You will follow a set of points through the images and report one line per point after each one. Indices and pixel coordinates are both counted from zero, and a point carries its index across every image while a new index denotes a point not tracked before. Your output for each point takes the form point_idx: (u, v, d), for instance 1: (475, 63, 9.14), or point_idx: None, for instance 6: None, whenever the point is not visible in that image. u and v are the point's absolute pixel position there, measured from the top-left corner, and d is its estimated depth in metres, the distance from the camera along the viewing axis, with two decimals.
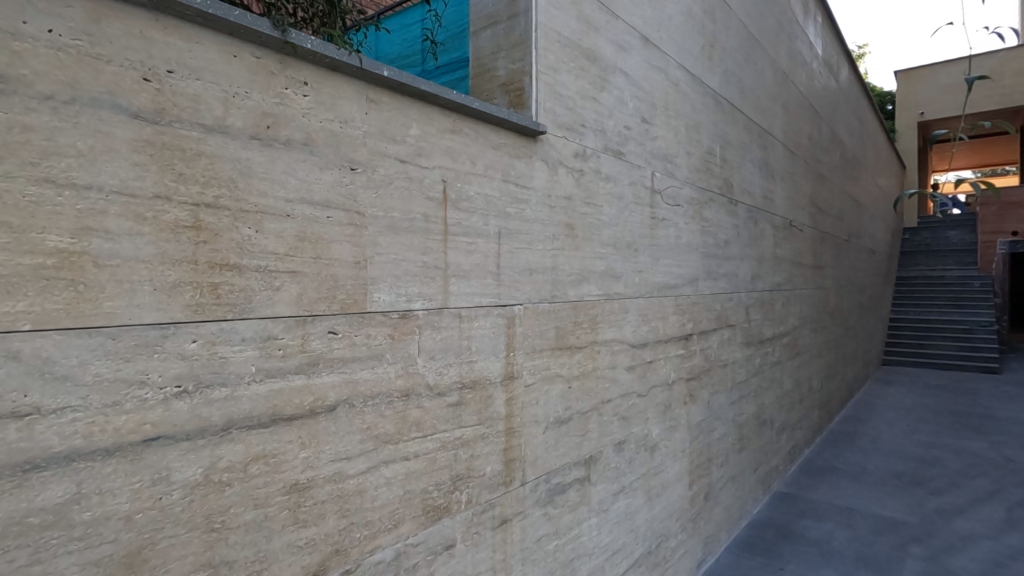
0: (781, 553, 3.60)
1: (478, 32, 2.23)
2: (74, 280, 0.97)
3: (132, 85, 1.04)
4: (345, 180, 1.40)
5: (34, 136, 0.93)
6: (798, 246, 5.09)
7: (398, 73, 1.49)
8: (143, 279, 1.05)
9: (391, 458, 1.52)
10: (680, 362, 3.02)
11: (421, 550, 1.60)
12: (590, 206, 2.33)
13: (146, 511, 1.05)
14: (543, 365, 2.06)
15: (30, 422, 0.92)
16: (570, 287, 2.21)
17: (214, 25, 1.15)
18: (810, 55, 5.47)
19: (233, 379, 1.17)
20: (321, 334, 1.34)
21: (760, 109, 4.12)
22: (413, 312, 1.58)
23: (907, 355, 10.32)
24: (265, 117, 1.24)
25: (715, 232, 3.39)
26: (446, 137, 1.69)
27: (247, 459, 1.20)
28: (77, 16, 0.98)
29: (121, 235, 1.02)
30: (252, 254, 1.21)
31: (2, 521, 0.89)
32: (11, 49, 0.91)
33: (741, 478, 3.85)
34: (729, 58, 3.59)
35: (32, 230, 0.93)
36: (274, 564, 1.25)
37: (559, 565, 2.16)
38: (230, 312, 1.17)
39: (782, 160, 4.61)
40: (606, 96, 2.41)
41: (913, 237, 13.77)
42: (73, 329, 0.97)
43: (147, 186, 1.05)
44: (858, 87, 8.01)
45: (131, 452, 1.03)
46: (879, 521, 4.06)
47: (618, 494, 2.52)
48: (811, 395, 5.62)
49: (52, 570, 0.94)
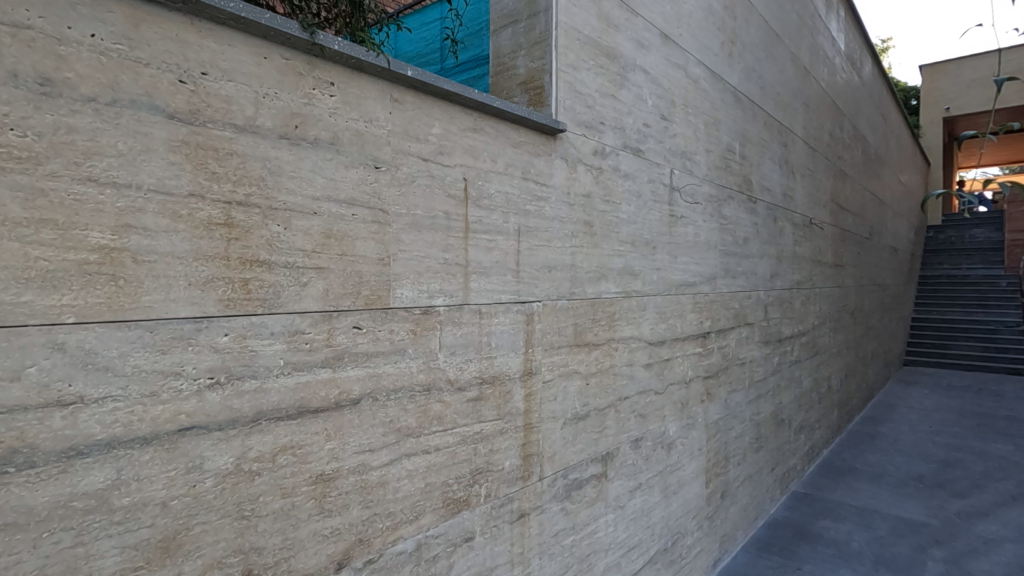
0: (798, 553, 3.58)
1: (499, 31, 2.25)
2: (114, 275, 1.01)
3: (169, 87, 1.08)
4: (370, 179, 1.43)
5: (78, 137, 0.97)
6: (818, 244, 5.03)
7: (420, 72, 1.51)
8: (179, 274, 1.09)
9: (413, 450, 1.55)
10: (698, 360, 3.01)
11: (441, 542, 1.63)
12: (609, 204, 2.33)
13: (180, 497, 1.09)
14: (561, 361, 2.08)
15: (75, 411, 0.96)
16: (589, 285, 2.22)
17: (245, 28, 1.18)
18: (832, 50, 5.39)
19: (263, 372, 1.21)
20: (346, 329, 1.37)
21: (781, 106, 4.08)
22: (434, 308, 1.61)
23: (929, 355, 10.15)
24: (293, 117, 1.27)
25: (734, 230, 3.37)
26: (467, 135, 1.72)
27: (275, 449, 1.23)
28: (118, 20, 1.02)
29: (159, 232, 1.06)
30: (281, 251, 1.24)
31: (48, 505, 0.93)
32: (57, 52, 0.95)
33: (758, 478, 3.83)
34: (749, 54, 3.56)
35: (76, 227, 0.96)
36: (301, 553, 1.29)
37: (576, 560, 2.18)
38: (260, 307, 1.21)
39: (803, 157, 4.56)
40: (625, 94, 2.41)
41: (937, 236, 13.49)
42: (113, 322, 1.01)
43: (182, 184, 1.09)
44: (881, 82, 7.88)
45: (167, 441, 1.07)
46: (899, 523, 4.01)
47: (635, 491, 2.53)
48: (830, 395, 5.56)
49: (94, 552, 0.98)
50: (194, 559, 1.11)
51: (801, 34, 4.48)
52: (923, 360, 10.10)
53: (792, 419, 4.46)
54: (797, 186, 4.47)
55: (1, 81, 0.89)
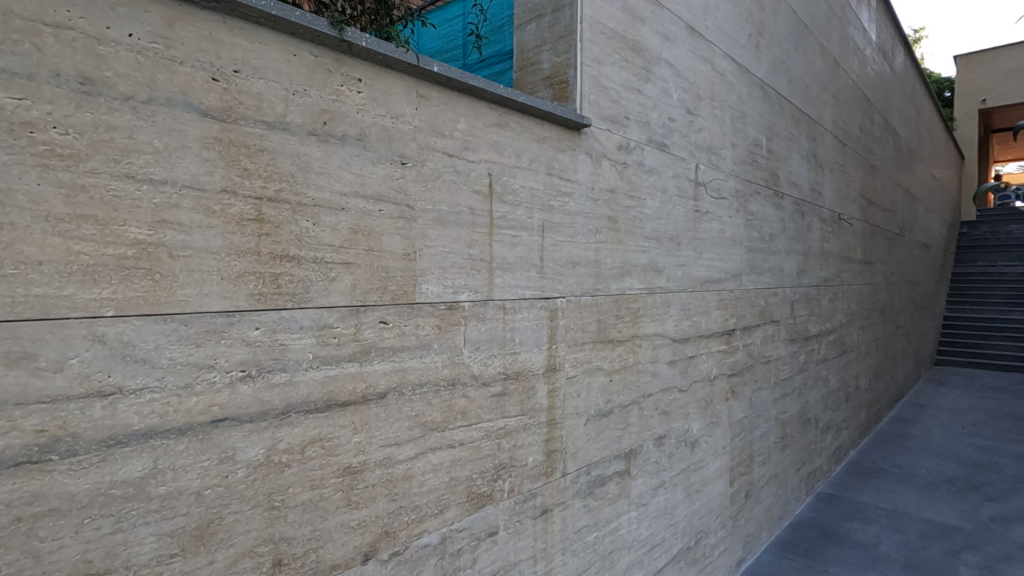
0: (824, 555, 3.52)
1: (523, 26, 2.25)
2: (151, 270, 1.03)
3: (202, 85, 1.10)
4: (396, 175, 1.44)
5: (116, 135, 0.99)
6: (847, 240, 4.92)
7: (446, 68, 1.51)
8: (212, 269, 1.11)
9: (437, 445, 1.56)
10: (722, 358, 2.97)
11: (465, 536, 1.64)
12: (633, 199, 2.31)
13: (213, 487, 1.11)
14: (585, 357, 2.07)
15: (113, 401, 0.99)
16: (613, 281, 2.21)
17: (276, 26, 1.19)
18: (863, 41, 5.25)
19: (292, 365, 1.23)
20: (372, 323, 1.39)
21: (809, 99, 3.99)
22: (459, 303, 1.61)
23: (962, 355, 9.85)
24: (322, 113, 1.28)
25: (760, 225, 3.32)
26: (492, 131, 1.71)
27: (304, 442, 1.25)
28: (154, 20, 1.04)
29: (193, 227, 1.08)
30: (310, 246, 1.26)
31: (89, 492, 0.96)
32: (96, 52, 0.97)
33: (783, 478, 3.78)
34: (777, 45, 3.49)
35: (114, 223, 0.99)
36: (329, 544, 1.31)
37: (599, 557, 2.17)
38: (289, 301, 1.22)
39: (831, 152, 4.46)
40: (650, 88, 2.38)
41: (971, 232, 13.08)
42: (149, 316, 1.03)
43: (215, 181, 1.11)
44: (914, 73, 7.63)
45: (201, 431, 1.09)
46: (930, 526, 3.91)
47: (658, 488, 2.51)
48: (858, 395, 5.44)
49: (133, 539, 1.01)
50: (226, 548, 1.13)
51: (831, 25, 4.38)
52: (956, 360, 9.81)
53: (818, 419, 4.37)
54: (826, 180, 4.37)
55: (44, 80, 0.92)
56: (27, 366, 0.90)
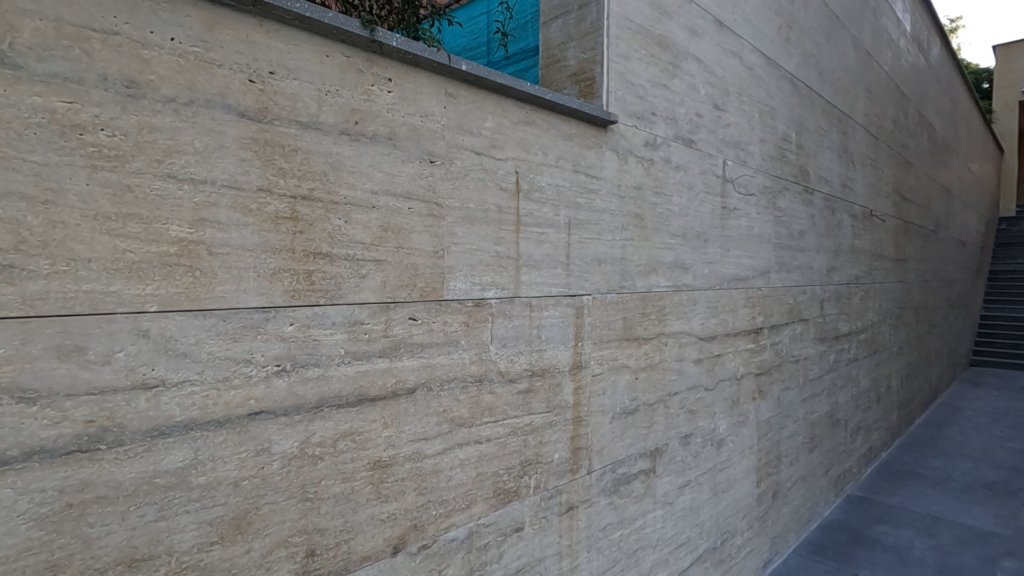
0: (854, 558, 3.45)
1: (549, 23, 2.25)
2: (191, 267, 1.06)
3: (240, 87, 1.12)
4: (425, 173, 1.45)
5: (159, 136, 1.03)
6: (879, 237, 4.79)
7: (475, 67, 1.52)
8: (249, 266, 1.14)
9: (465, 440, 1.58)
10: (749, 357, 2.93)
11: (491, 531, 1.66)
12: (659, 196, 2.29)
13: (250, 478, 1.14)
14: (610, 355, 2.06)
15: (157, 393, 1.02)
16: (639, 279, 2.19)
17: (310, 28, 1.22)
18: (897, 32, 5.11)
19: (325, 360, 1.26)
20: (402, 320, 1.41)
21: (841, 92, 3.90)
22: (486, 300, 1.62)
23: (1000, 355, 9.54)
24: (354, 113, 1.31)
25: (789, 222, 3.26)
26: (519, 128, 1.72)
27: (336, 435, 1.28)
28: (195, 24, 1.07)
29: (231, 225, 1.11)
30: (343, 244, 1.28)
31: (134, 480, 1.00)
32: (141, 57, 1.01)
33: (811, 479, 3.71)
34: (807, 38, 3.42)
35: (157, 222, 1.02)
36: (360, 536, 1.33)
37: (624, 555, 2.16)
38: (322, 297, 1.25)
39: (863, 146, 4.35)
40: (677, 83, 2.35)
41: (1010, 229, 12.63)
42: (190, 311, 1.06)
43: (251, 180, 1.14)
44: (950, 64, 7.40)
45: (238, 424, 1.13)
46: (965, 531, 3.80)
47: (684, 487, 2.49)
48: (890, 395, 5.31)
49: (175, 526, 1.05)
50: (263, 537, 1.16)
51: (863, 16, 4.27)
52: (993, 360, 9.51)
53: (848, 420, 4.28)
54: (857, 175, 4.26)
55: (93, 84, 0.96)
56: (77, 358, 0.94)
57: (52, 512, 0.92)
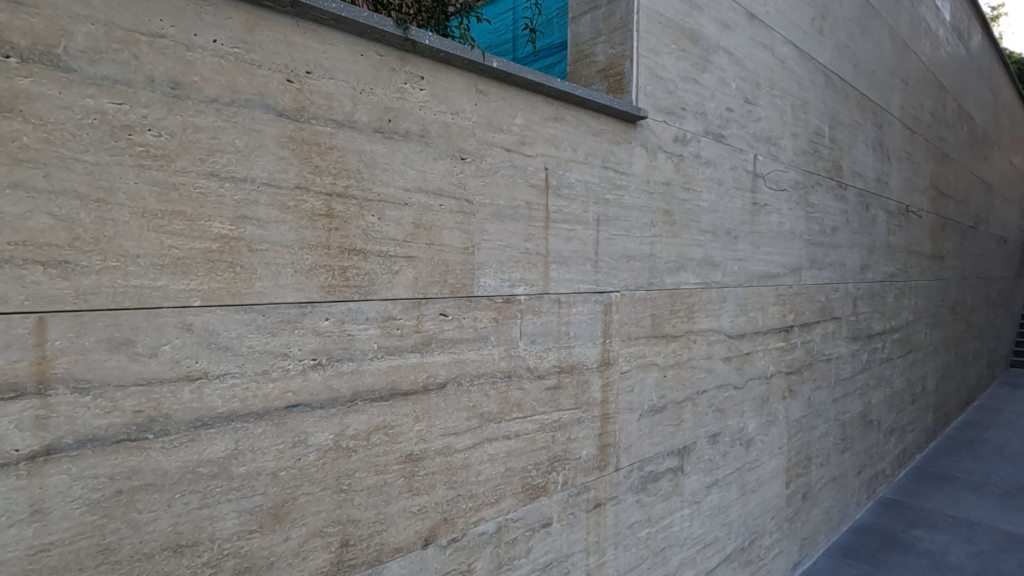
0: (887, 562, 3.37)
1: (578, 18, 2.24)
2: (232, 262, 1.09)
3: (278, 86, 1.15)
4: (456, 170, 1.47)
5: (202, 135, 1.06)
6: (915, 233, 4.66)
7: (505, 64, 1.53)
8: (286, 262, 1.16)
9: (494, 435, 1.59)
10: (780, 355, 2.88)
11: (520, 526, 1.67)
12: (689, 192, 2.26)
13: (287, 469, 1.17)
14: (639, 352, 2.05)
15: (200, 385, 1.06)
16: (668, 275, 2.17)
17: (345, 27, 1.24)
18: (936, 22, 4.94)
19: (359, 355, 1.28)
20: (433, 316, 1.42)
21: (876, 84, 3.79)
22: (516, 297, 1.63)
23: None
24: (387, 111, 1.32)
25: (821, 218, 3.19)
26: (549, 125, 1.72)
27: (369, 428, 1.30)
28: (236, 26, 1.09)
29: (269, 222, 1.14)
30: (376, 240, 1.30)
31: (179, 469, 1.03)
32: (185, 58, 1.04)
33: (843, 480, 3.63)
34: (842, 29, 3.33)
35: (201, 219, 1.05)
36: (392, 527, 1.36)
37: (651, 553, 2.15)
38: (356, 293, 1.27)
39: (899, 140, 4.23)
40: (707, 77, 2.32)
41: None
42: (231, 305, 1.09)
43: (290, 178, 1.16)
44: (992, 54, 7.13)
45: (276, 416, 1.15)
46: (1005, 538, 3.68)
47: (712, 486, 2.47)
48: (926, 396, 5.16)
49: (216, 514, 1.08)
50: (299, 527, 1.19)
51: (900, 5, 4.14)
52: None
53: (882, 420, 4.17)
54: (893, 170, 4.14)
55: (141, 85, 0.99)
56: (126, 351, 0.98)
57: (104, 498, 0.96)
